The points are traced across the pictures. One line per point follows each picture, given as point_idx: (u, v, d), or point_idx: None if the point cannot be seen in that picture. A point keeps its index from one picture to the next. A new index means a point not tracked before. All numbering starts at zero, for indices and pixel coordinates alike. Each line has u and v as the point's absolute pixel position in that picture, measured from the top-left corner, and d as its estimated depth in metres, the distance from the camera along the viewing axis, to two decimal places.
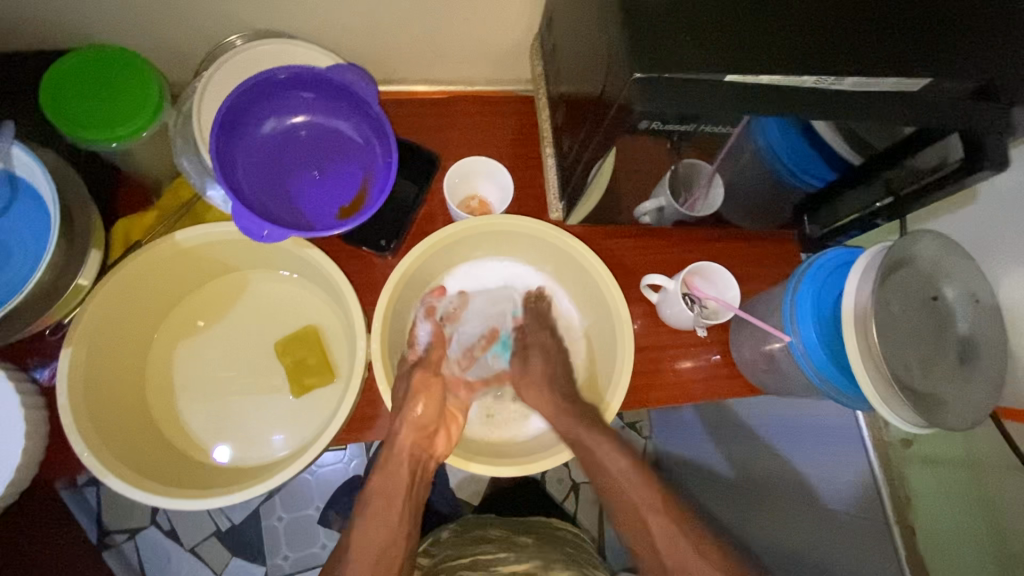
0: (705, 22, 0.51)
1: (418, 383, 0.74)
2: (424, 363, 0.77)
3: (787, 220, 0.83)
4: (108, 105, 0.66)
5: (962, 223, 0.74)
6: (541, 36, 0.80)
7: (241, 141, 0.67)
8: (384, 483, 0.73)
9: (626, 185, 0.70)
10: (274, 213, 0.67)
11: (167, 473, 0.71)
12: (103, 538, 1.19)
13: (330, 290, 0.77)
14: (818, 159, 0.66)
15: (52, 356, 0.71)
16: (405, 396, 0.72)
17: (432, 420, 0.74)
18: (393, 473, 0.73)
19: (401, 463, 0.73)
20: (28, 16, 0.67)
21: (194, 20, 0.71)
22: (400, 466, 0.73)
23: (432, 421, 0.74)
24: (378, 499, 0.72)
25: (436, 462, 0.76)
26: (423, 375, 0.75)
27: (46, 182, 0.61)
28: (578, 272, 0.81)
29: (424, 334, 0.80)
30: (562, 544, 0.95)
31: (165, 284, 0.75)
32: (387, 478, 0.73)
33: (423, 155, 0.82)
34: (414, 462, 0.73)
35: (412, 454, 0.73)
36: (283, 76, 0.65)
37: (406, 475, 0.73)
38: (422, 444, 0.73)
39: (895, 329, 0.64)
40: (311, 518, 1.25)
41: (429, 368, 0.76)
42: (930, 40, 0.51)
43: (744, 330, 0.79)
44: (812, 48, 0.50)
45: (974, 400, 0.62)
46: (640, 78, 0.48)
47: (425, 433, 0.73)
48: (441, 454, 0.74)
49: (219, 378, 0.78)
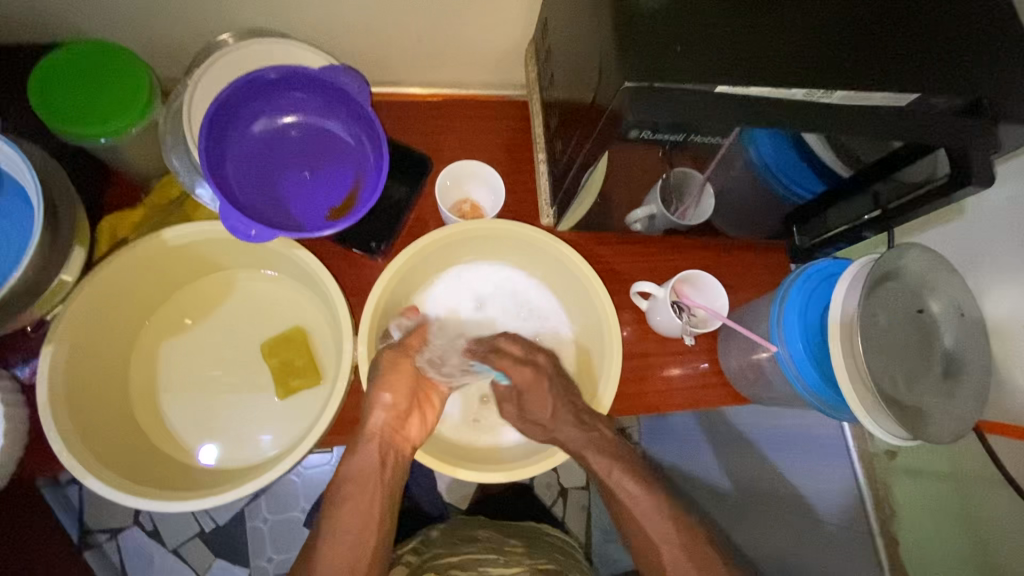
0: (698, 33, 0.51)
1: (395, 368, 0.72)
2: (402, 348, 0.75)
3: (776, 230, 0.83)
4: (96, 100, 0.66)
5: (949, 237, 0.75)
6: (535, 42, 0.81)
7: (232, 140, 0.67)
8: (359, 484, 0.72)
9: (618, 193, 0.70)
10: (263, 213, 0.66)
11: (149, 473, 0.70)
12: (85, 537, 1.18)
13: (316, 289, 0.77)
14: (810, 170, 0.66)
15: (34, 354, 0.70)
16: (380, 382, 0.71)
17: (404, 403, 0.73)
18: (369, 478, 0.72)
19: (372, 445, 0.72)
20: (17, 9, 0.67)
21: (187, 17, 0.71)
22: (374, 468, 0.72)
23: (406, 403, 0.73)
24: (362, 497, 0.71)
25: (411, 449, 0.75)
26: (404, 363, 0.73)
27: (30, 176, 0.60)
28: (568, 277, 0.81)
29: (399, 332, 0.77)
30: (551, 550, 0.95)
31: (149, 281, 0.74)
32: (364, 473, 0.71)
33: (416, 158, 0.82)
34: (385, 447, 0.72)
35: (385, 438, 0.72)
36: (274, 76, 0.65)
37: (380, 462, 0.72)
38: (396, 426, 0.72)
39: (881, 342, 0.64)
40: (297, 520, 1.24)
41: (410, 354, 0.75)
42: (918, 57, 0.52)
43: (732, 340, 0.79)
44: (801, 62, 0.50)
45: (958, 414, 0.62)
46: (631, 87, 0.48)
47: (396, 414, 0.72)
48: (416, 439, 0.75)
49: (203, 378, 0.77)
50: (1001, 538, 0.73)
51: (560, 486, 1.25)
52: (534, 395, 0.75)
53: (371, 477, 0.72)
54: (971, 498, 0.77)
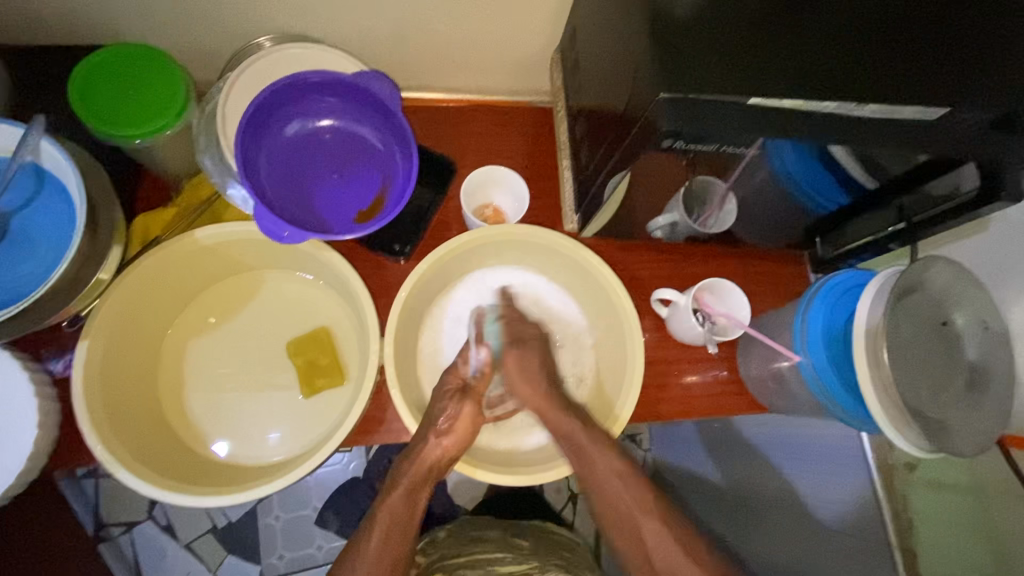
0: (727, 44, 0.52)
1: (465, 416, 0.73)
2: (472, 392, 0.75)
3: (797, 241, 0.83)
4: (135, 102, 0.67)
5: (974, 251, 0.75)
6: (562, 49, 0.81)
7: (266, 142, 0.68)
8: (404, 500, 0.71)
9: (642, 200, 0.71)
10: (295, 215, 0.68)
11: (173, 466, 0.71)
12: (99, 531, 1.19)
13: (344, 291, 0.78)
14: (836, 183, 0.67)
15: (67, 348, 0.71)
16: (446, 422, 0.71)
17: (449, 419, 0.72)
18: (414, 489, 0.72)
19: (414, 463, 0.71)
20: (60, 10, 0.68)
21: (223, 21, 0.72)
22: (420, 479, 0.72)
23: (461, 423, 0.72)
24: (393, 500, 0.71)
25: (442, 467, 0.72)
26: (475, 415, 0.73)
27: (73, 174, 0.61)
28: (590, 284, 0.81)
29: (474, 360, 0.76)
30: (559, 548, 0.95)
31: (181, 279, 0.75)
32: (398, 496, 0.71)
33: (441, 162, 0.83)
34: (428, 468, 0.71)
35: (420, 461, 0.71)
36: (314, 80, 0.66)
37: (414, 478, 0.72)
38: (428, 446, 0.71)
39: (906, 354, 0.65)
40: (309, 518, 1.25)
41: (480, 402, 0.75)
42: (947, 71, 0.52)
43: (753, 348, 0.80)
44: (832, 75, 0.51)
45: (983, 428, 0.62)
46: (666, 98, 0.49)
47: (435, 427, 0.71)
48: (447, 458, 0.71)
49: (225, 375, 0.78)
50: None
51: (570, 490, 1.26)
52: (534, 341, 0.76)
53: (408, 491, 0.72)
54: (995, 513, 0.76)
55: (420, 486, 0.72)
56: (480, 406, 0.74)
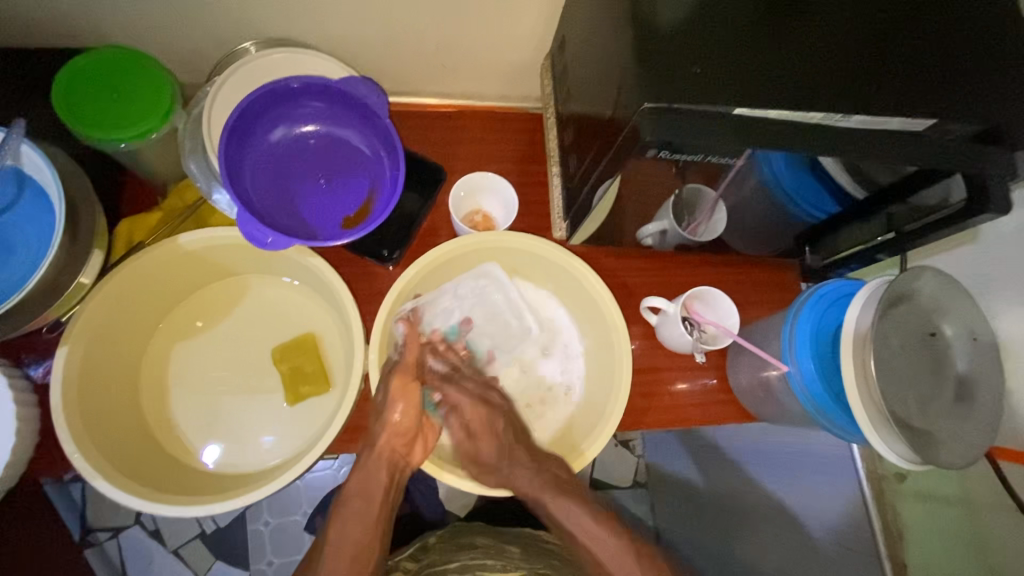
0: (712, 53, 0.52)
1: (409, 395, 0.72)
2: (399, 366, 0.73)
3: (787, 249, 0.83)
4: (120, 107, 0.67)
5: (964, 263, 0.75)
6: (552, 55, 0.81)
7: (251, 148, 0.67)
8: (361, 486, 0.72)
9: (631, 207, 0.70)
10: (280, 222, 0.67)
11: (155, 475, 0.70)
12: (86, 536, 1.18)
13: (329, 297, 0.77)
14: (826, 193, 0.66)
15: (48, 353, 0.70)
16: (386, 398, 0.71)
17: (410, 426, 0.72)
18: (367, 472, 0.72)
19: (379, 465, 0.72)
20: (45, 13, 0.68)
21: (210, 25, 0.72)
22: (379, 469, 0.72)
23: (412, 428, 0.73)
24: (354, 492, 0.71)
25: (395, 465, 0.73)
26: (406, 383, 0.72)
27: (53, 178, 0.60)
28: (579, 292, 0.81)
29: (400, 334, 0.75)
30: (550, 556, 0.94)
31: (165, 284, 0.75)
32: (366, 478, 0.72)
33: (430, 168, 0.83)
34: (389, 459, 0.72)
35: (390, 459, 0.72)
36: (296, 85, 0.65)
37: (373, 470, 0.72)
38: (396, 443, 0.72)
39: (894, 366, 0.64)
40: (298, 524, 1.24)
41: (408, 371, 0.72)
42: (933, 83, 0.52)
43: (742, 356, 0.79)
44: (818, 85, 0.51)
45: (971, 440, 0.61)
46: (649, 107, 0.49)
47: (403, 436, 0.72)
48: (405, 455, 0.73)
49: (210, 381, 0.77)
50: (1011, 566, 0.72)
51: None
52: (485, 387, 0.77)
53: (364, 488, 0.72)
54: (985, 526, 0.76)
55: (373, 472, 0.72)
56: (410, 377, 0.72)
